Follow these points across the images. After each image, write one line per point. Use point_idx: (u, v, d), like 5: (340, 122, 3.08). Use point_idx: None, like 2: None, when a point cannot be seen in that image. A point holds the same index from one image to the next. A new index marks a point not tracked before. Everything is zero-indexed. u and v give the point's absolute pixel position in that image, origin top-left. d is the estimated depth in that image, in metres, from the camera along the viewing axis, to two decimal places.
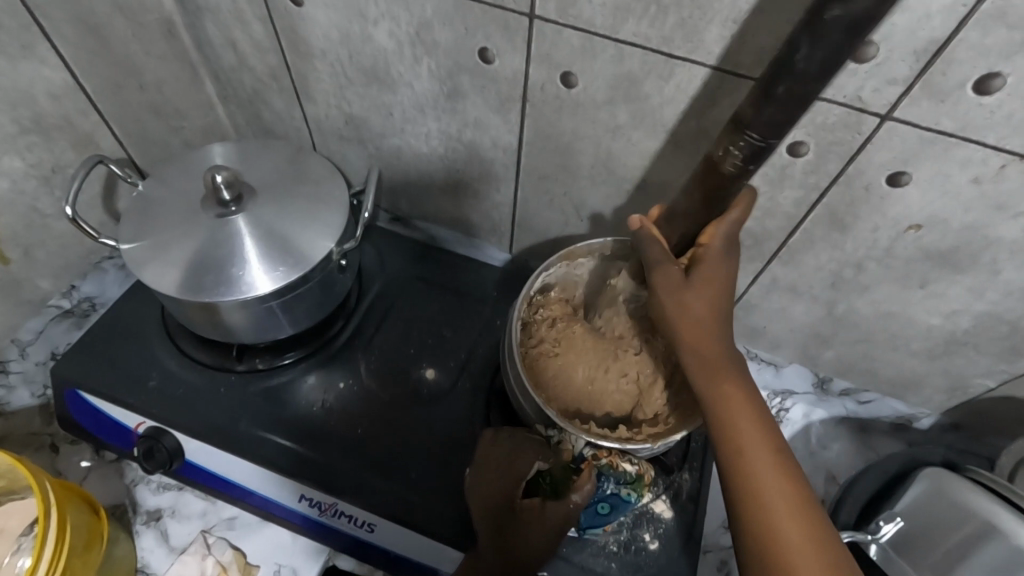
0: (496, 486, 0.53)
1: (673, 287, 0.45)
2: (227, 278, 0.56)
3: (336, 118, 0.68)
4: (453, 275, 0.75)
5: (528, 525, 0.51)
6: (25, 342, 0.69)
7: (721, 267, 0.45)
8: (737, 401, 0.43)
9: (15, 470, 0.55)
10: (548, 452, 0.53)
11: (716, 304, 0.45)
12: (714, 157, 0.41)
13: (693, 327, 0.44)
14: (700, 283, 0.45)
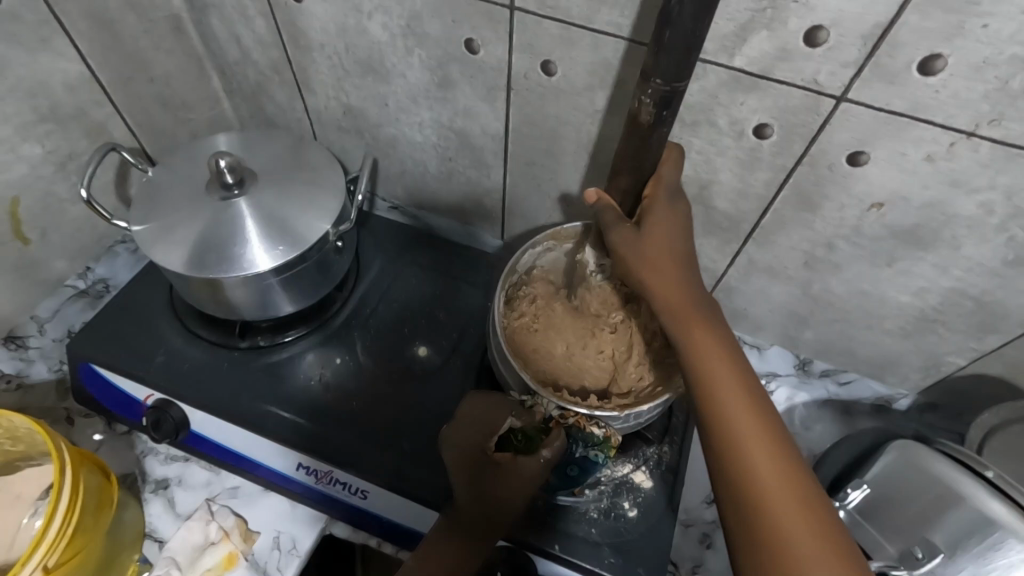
0: (474, 442, 0.54)
1: (637, 247, 0.49)
2: (230, 256, 0.59)
3: (335, 110, 0.72)
4: (446, 260, 0.79)
5: (501, 480, 0.52)
6: (43, 319, 0.72)
7: (669, 220, 0.50)
8: (704, 343, 0.47)
9: (34, 435, 0.58)
10: (529, 411, 0.55)
11: (673, 258, 0.49)
12: (632, 109, 0.44)
13: (658, 283, 0.48)
14: (655, 238, 0.49)
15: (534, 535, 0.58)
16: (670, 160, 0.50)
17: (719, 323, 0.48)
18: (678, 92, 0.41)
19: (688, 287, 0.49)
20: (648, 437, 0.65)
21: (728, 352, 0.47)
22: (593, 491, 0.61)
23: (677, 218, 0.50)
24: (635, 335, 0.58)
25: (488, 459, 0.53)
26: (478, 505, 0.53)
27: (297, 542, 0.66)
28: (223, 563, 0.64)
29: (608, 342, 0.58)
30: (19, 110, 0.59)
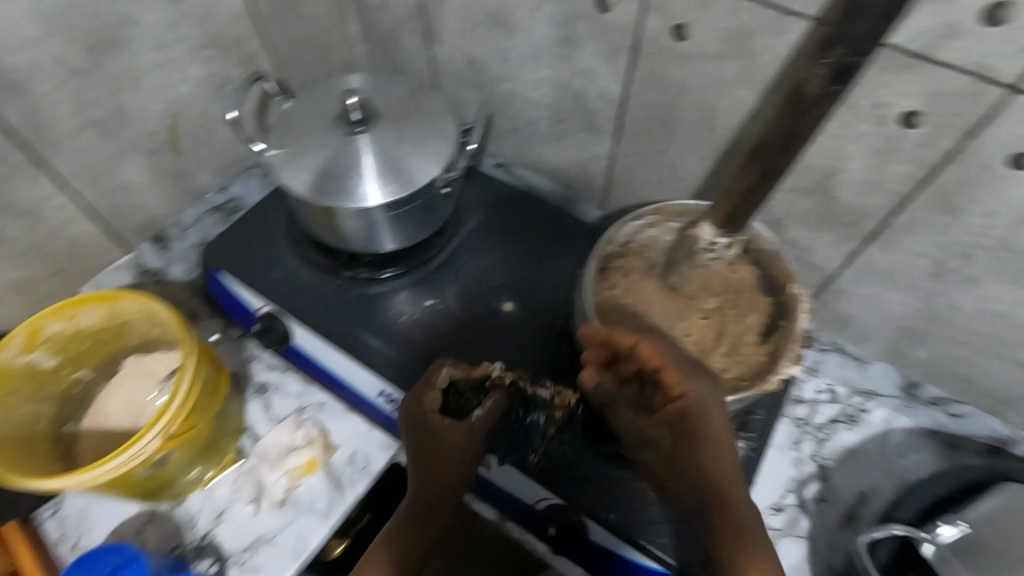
0: (416, 403, 0.55)
1: (680, 449, 0.47)
2: (348, 187, 0.64)
3: (459, 61, 0.74)
4: (541, 223, 0.79)
5: (436, 446, 0.54)
6: (185, 224, 0.79)
7: (711, 420, 0.45)
8: (742, 536, 0.45)
9: (168, 323, 0.66)
10: (466, 366, 0.57)
11: (715, 448, 0.46)
12: (798, 80, 0.42)
13: (710, 487, 0.46)
14: (696, 439, 0.46)
15: (588, 499, 0.59)
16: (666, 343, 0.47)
17: (757, 513, 0.47)
18: (856, 68, 0.40)
19: (727, 483, 0.46)
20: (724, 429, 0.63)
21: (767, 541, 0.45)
22: None
23: (715, 415, 0.46)
24: (727, 327, 0.56)
25: (427, 425, 0.54)
26: (427, 484, 0.55)
27: (370, 464, 0.71)
28: (305, 466, 0.71)
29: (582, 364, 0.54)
30: (189, 33, 0.65)
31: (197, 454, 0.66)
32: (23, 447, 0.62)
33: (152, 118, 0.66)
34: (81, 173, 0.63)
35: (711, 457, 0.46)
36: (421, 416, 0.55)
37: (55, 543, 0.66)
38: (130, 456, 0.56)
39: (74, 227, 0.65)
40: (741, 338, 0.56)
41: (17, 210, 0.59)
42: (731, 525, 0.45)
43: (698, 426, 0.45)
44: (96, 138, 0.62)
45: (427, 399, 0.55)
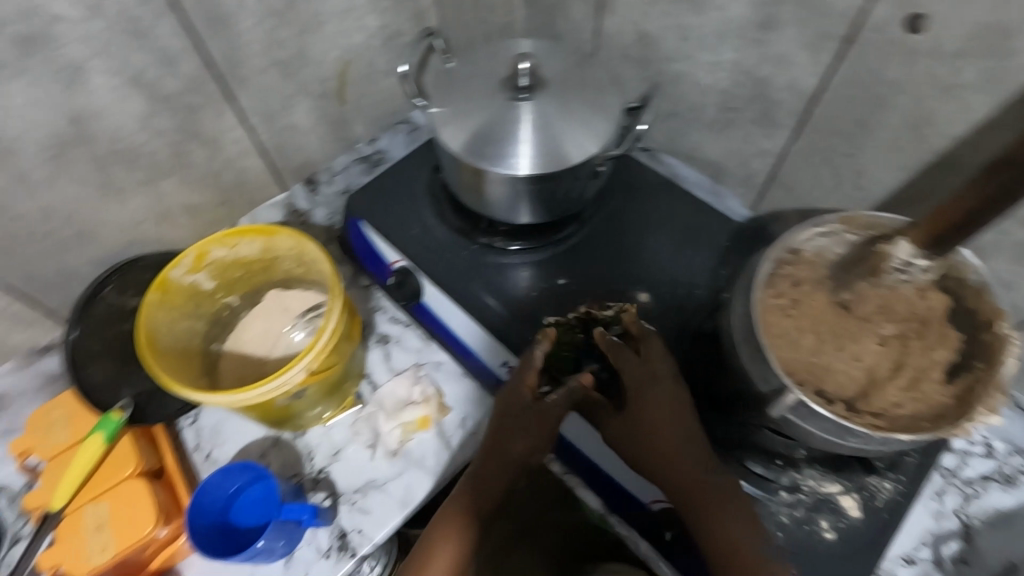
0: (517, 385, 0.60)
1: (637, 438, 0.58)
2: (506, 154, 0.63)
3: (628, 35, 0.70)
4: (687, 214, 0.75)
5: (519, 425, 0.60)
6: (334, 170, 0.81)
7: (652, 407, 0.58)
8: (707, 500, 0.55)
9: (317, 265, 0.69)
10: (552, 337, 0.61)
11: (677, 433, 0.57)
12: None
13: (667, 465, 0.57)
14: (657, 424, 0.58)
15: None
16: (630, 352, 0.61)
17: (731, 488, 0.55)
18: None
19: (698, 462, 0.56)
20: (872, 465, 0.58)
21: (736, 508, 0.54)
22: (790, 497, 0.58)
23: (664, 400, 0.58)
24: (907, 358, 0.50)
25: (519, 402, 0.60)
26: (492, 457, 0.60)
27: (482, 431, 0.72)
28: (418, 423, 0.72)
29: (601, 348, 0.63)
30: None
31: (325, 393, 0.69)
32: (182, 358, 0.66)
33: (327, 63, 0.68)
34: (260, 110, 0.65)
35: (671, 442, 0.57)
36: (523, 399, 0.60)
37: (191, 449, 0.72)
38: (277, 386, 0.59)
39: (245, 160, 0.69)
40: (922, 371, 0.49)
41: (202, 137, 0.62)
42: (703, 495, 0.55)
43: (652, 412, 0.58)
44: (278, 78, 0.64)
45: (527, 379, 0.60)
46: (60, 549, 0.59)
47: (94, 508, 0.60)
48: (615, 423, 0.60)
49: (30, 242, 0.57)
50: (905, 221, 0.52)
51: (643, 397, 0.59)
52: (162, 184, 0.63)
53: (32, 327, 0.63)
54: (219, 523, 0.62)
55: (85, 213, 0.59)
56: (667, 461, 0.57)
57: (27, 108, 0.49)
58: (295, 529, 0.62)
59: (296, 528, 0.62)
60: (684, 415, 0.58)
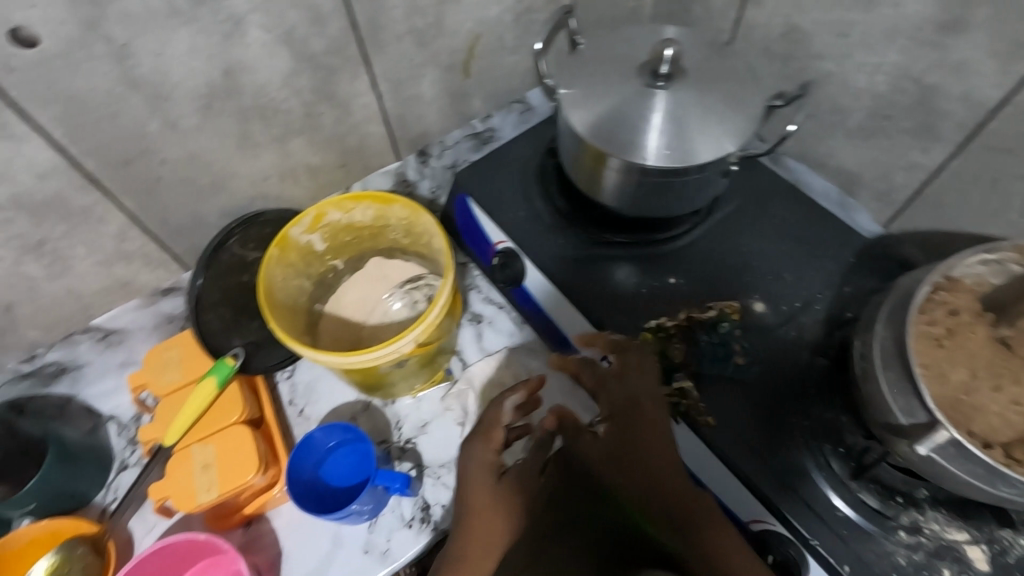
0: (481, 447, 0.60)
1: (615, 450, 0.58)
2: (635, 143, 0.61)
3: (775, 28, 0.66)
4: (812, 225, 0.70)
5: (520, 476, 0.61)
6: (445, 145, 0.80)
7: (650, 431, 0.56)
8: (683, 507, 0.52)
9: (428, 237, 0.69)
10: (525, 388, 0.63)
11: (651, 440, 0.56)
12: None
13: (647, 477, 0.54)
14: (632, 434, 0.57)
15: (819, 539, 0.55)
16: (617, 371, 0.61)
17: (703, 494, 0.53)
18: None
19: (673, 471, 0.54)
20: (1007, 519, 0.53)
21: (715, 515, 0.52)
22: (909, 538, 0.54)
23: (648, 420, 0.57)
24: None
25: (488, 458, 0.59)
26: (482, 501, 0.57)
27: None
28: None
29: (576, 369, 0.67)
30: None
31: (420, 367, 0.69)
32: (290, 315, 0.68)
33: (460, 35, 0.67)
34: (391, 77, 0.66)
35: (658, 451, 0.55)
36: (492, 458, 0.59)
37: (286, 403, 0.73)
38: (387, 353, 0.60)
39: (368, 126, 0.69)
40: None
41: (335, 99, 0.63)
42: (683, 501, 0.52)
43: (642, 425, 0.57)
44: (413, 46, 0.64)
45: (492, 438, 0.60)
46: (168, 482, 0.62)
47: (202, 448, 0.62)
48: (587, 444, 0.61)
49: (170, 187, 0.59)
50: None
51: (625, 410, 0.59)
52: (292, 142, 0.64)
53: (159, 269, 0.66)
54: (312, 478, 0.64)
55: (221, 164, 0.60)
56: (648, 474, 0.54)
57: (188, 56, 0.50)
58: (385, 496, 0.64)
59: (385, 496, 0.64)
60: (659, 425, 0.56)
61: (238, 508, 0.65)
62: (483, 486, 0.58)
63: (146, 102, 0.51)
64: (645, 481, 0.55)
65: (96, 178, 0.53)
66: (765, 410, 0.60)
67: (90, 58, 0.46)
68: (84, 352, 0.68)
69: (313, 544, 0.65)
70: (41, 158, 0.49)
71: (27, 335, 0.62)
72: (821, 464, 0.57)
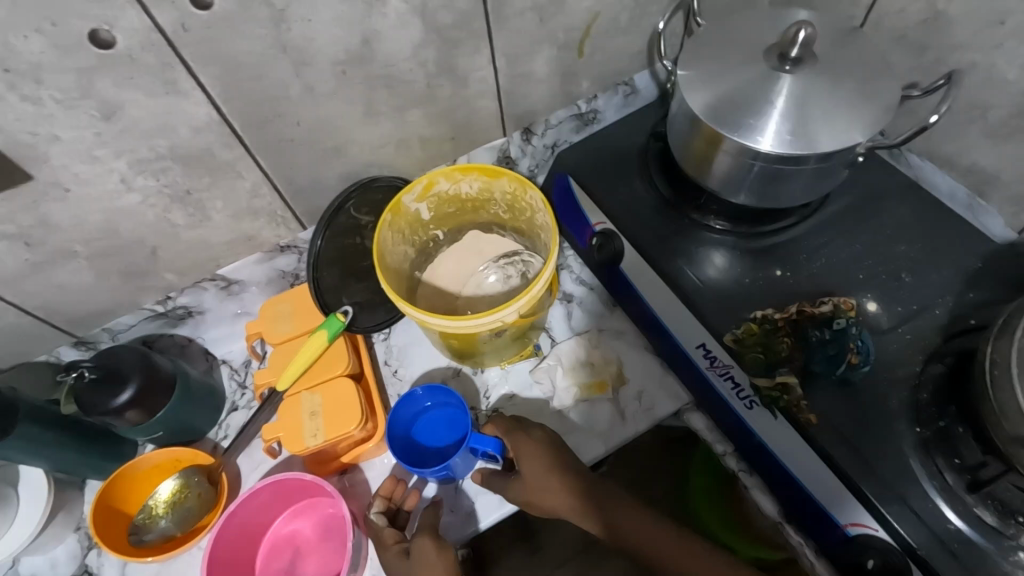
0: (381, 543, 0.61)
1: (533, 486, 0.59)
2: (755, 127, 0.59)
3: (916, 14, 0.62)
4: (934, 225, 0.67)
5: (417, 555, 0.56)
6: (549, 124, 0.80)
7: (533, 458, 0.60)
8: (625, 510, 0.58)
9: (532, 213, 0.70)
10: (379, 497, 0.64)
11: (552, 476, 0.59)
12: None
13: (574, 492, 0.58)
14: (534, 475, 0.59)
15: (924, 545, 0.53)
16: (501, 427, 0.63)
17: (634, 501, 0.59)
18: None
19: (596, 499, 0.58)
20: None
21: (657, 519, 0.57)
22: None
23: (533, 452, 0.60)
24: None
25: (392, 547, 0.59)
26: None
27: (655, 408, 0.71)
28: (594, 386, 0.72)
29: (389, 494, 0.65)
30: None
31: (511, 341, 0.71)
32: (395, 279, 0.71)
33: (579, 13, 0.68)
34: (508, 52, 0.67)
35: (558, 480, 0.59)
36: (391, 546, 0.60)
37: (382, 363, 0.76)
38: (489, 321, 0.61)
39: (481, 101, 0.71)
40: None
41: (455, 73, 0.65)
42: (618, 516, 0.57)
43: (534, 459, 0.60)
44: (534, 22, 0.65)
45: (385, 537, 0.60)
46: (279, 423, 0.66)
47: (311, 396, 0.67)
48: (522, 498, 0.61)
49: (300, 148, 0.62)
50: None
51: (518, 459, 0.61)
52: (411, 113, 0.66)
53: (280, 227, 0.70)
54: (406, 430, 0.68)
55: (346, 130, 0.64)
56: (570, 502, 0.58)
57: (332, 23, 0.53)
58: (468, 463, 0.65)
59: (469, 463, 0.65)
60: (561, 455, 0.60)
61: (337, 457, 0.68)
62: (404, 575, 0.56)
63: (291, 66, 0.54)
64: (586, 505, 0.58)
65: (240, 135, 0.57)
66: (874, 414, 0.58)
67: (251, 21, 0.49)
68: (208, 299, 0.73)
69: None
70: (198, 114, 0.54)
71: (163, 279, 0.68)
72: (931, 473, 0.55)
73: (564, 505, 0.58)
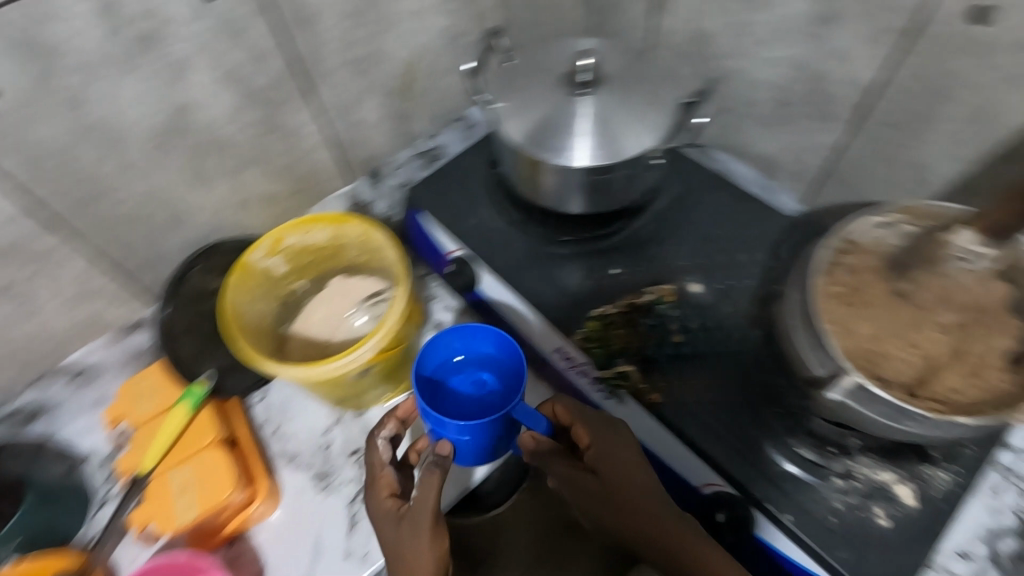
0: (377, 496, 0.59)
1: (604, 488, 0.55)
2: (563, 147, 0.66)
3: (686, 34, 0.72)
4: (738, 205, 0.76)
5: (411, 532, 0.55)
6: (396, 164, 0.84)
7: (615, 456, 0.57)
8: (658, 508, 0.55)
9: (383, 252, 0.72)
10: (392, 423, 0.63)
11: (629, 478, 0.56)
12: None
13: (639, 490, 0.56)
14: (611, 472, 0.56)
15: (761, 491, 0.59)
16: (592, 419, 0.59)
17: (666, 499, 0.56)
18: None
19: (650, 491, 0.56)
20: (929, 456, 0.59)
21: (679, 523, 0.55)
22: (843, 483, 0.58)
23: (622, 450, 0.57)
24: (961, 348, 0.51)
25: (393, 512, 0.58)
26: (400, 558, 0.55)
27: None
28: None
29: (393, 426, 0.63)
30: None
31: (387, 375, 0.72)
32: (257, 335, 0.71)
33: (395, 62, 0.72)
34: (334, 105, 0.70)
35: (635, 482, 0.56)
36: (386, 503, 0.59)
37: (260, 425, 0.75)
38: (348, 361, 0.62)
39: (317, 153, 0.73)
40: (981, 361, 0.50)
41: (282, 130, 0.67)
42: (656, 515, 0.55)
43: (618, 462, 0.57)
44: (353, 75, 0.69)
45: (381, 484, 0.60)
46: (150, 508, 0.64)
47: (179, 471, 0.64)
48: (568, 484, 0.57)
49: (130, 223, 0.62)
50: (965, 210, 0.53)
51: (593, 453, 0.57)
52: (244, 174, 0.68)
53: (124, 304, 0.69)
54: (434, 381, 0.64)
55: (177, 198, 0.64)
56: (632, 503, 0.55)
57: (135, 101, 0.54)
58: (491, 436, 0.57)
59: (492, 439, 0.57)
60: (638, 462, 0.57)
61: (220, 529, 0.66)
62: (396, 546, 0.56)
63: (100, 146, 0.55)
64: (639, 498, 0.55)
65: (56, 219, 0.57)
66: (713, 383, 0.65)
67: (45, 110, 0.50)
68: (56, 391, 0.72)
69: (295, 553, 0.67)
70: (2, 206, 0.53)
71: None
72: (761, 425, 0.62)
73: (625, 506, 0.55)
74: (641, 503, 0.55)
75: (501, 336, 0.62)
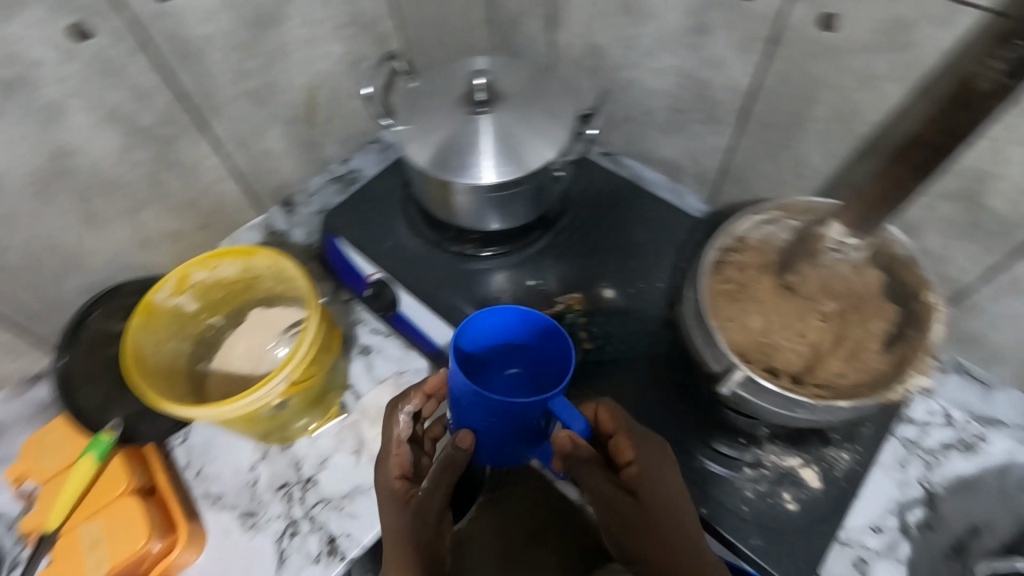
0: (388, 475, 0.57)
1: (640, 503, 0.51)
2: (465, 165, 0.66)
3: (580, 48, 0.74)
4: (646, 209, 0.79)
5: (419, 508, 0.53)
6: (310, 191, 0.83)
7: (655, 475, 0.52)
8: (674, 515, 0.51)
9: (295, 282, 0.71)
10: (418, 397, 0.60)
11: (664, 491, 0.52)
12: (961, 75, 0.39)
13: (663, 499, 0.51)
14: (649, 488, 0.51)
15: None
16: (645, 439, 0.54)
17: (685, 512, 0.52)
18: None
19: (677, 502, 0.52)
20: (830, 438, 0.62)
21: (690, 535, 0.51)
22: (752, 472, 0.60)
23: (665, 468, 0.53)
24: (842, 335, 0.54)
25: (400, 494, 0.55)
26: (394, 537, 0.53)
27: None
28: None
29: (416, 401, 0.60)
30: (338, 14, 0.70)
31: (309, 404, 0.71)
32: (168, 377, 0.69)
33: (294, 90, 0.72)
34: (233, 137, 0.70)
35: (664, 491, 0.52)
36: (394, 482, 0.56)
37: (182, 468, 0.72)
38: (259, 397, 0.61)
39: (221, 186, 0.72)
40: (860, 346, 0.53)
41: (178, 165, 0.66)
42: (671, 526, 0.51)
43: (655, 477, 0.52)
44: (250, 106, 0.69)
45: (393, 463, 0.57)
46: (59, 566, 0.61)
47: (89, 526, 0.62)
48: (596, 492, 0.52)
49: (18, 271, 0.60)
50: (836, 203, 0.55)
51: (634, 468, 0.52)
52: (142, 213, 0.67)
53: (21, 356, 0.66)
54: (474, 359, 0.58)
55: (69, 242, 0.62)
56: (658, 515, 0.51)
57: (7, 148, 0.53)
58: (515, 426, 0.52)
59: (520, 434, 0.53)
60: (675, 481, 0.53)
61: None
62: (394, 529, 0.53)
63: None
64: (658, 503, 0.51)
65: None
66: (629, 385, 0.66)
67: None
68: None
69: None
70: None
71: None
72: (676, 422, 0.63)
73: (650, 517, 0.51)
74: (660, 506, 0.51)
75: (561, 335, 0.54)
